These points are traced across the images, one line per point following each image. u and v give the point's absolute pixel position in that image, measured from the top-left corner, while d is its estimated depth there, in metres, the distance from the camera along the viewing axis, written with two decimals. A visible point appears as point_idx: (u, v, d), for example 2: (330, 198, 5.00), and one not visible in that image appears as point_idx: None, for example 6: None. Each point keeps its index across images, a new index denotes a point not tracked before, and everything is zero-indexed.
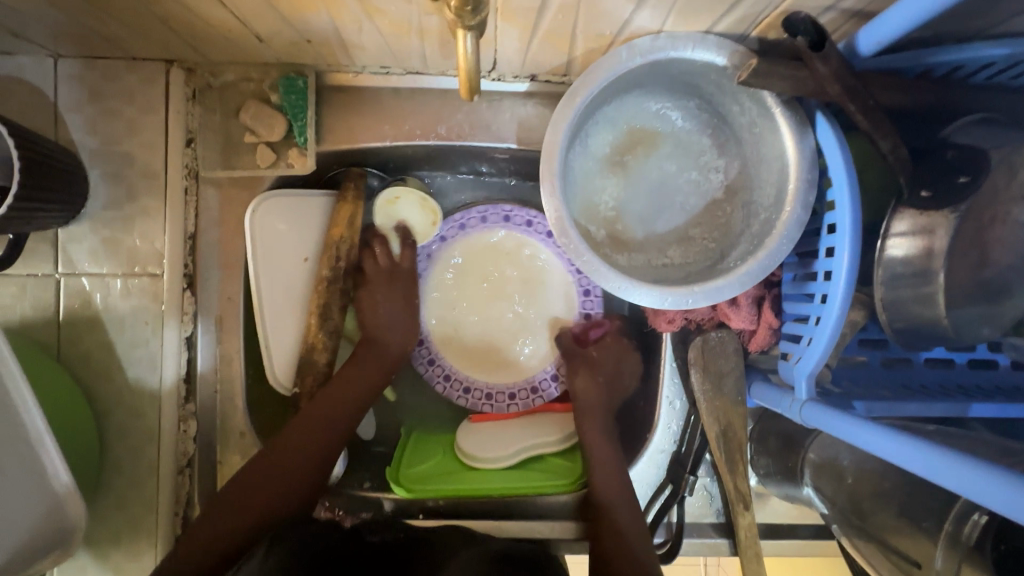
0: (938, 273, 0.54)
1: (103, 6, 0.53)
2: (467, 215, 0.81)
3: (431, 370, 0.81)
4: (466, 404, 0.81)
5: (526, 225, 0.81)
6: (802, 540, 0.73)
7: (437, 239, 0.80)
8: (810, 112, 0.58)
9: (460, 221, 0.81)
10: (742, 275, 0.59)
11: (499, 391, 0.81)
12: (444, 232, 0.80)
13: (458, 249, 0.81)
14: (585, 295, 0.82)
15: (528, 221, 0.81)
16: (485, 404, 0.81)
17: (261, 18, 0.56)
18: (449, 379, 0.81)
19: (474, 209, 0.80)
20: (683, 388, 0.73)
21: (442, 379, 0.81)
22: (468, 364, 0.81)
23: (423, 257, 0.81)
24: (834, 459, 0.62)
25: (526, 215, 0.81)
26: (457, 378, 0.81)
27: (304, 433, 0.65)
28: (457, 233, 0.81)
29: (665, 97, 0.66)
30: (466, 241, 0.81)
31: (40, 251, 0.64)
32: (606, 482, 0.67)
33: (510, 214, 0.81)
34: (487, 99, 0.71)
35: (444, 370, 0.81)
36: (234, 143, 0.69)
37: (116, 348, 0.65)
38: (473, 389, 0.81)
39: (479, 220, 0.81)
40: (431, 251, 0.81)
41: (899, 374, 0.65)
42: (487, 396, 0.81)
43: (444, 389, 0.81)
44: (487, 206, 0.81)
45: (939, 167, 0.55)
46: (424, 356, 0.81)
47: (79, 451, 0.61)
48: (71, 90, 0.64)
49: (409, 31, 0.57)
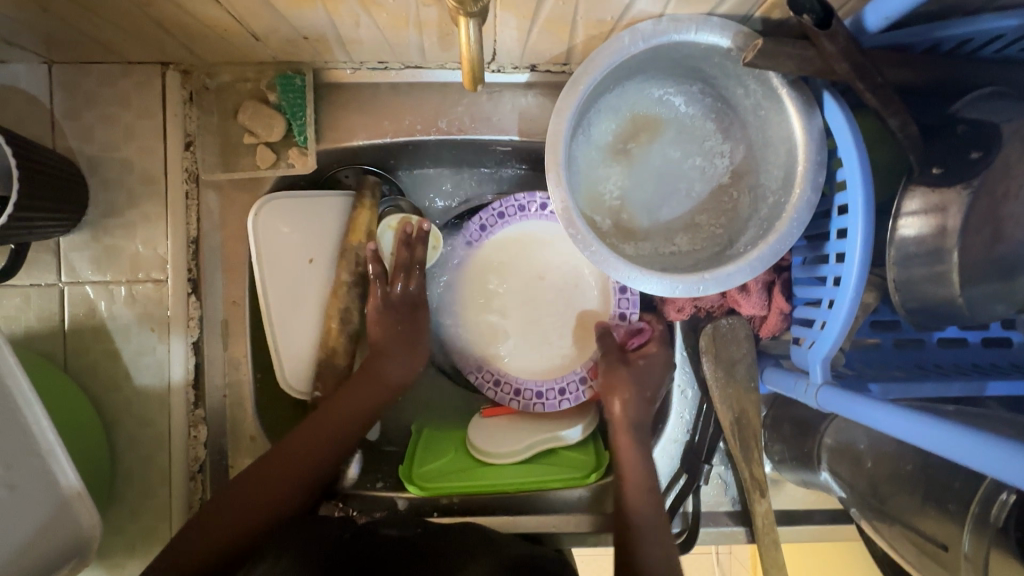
0: (951, 252, 0.53)
1: (96, 8, 0.52)
2: (508, 203, 0.76)
3: (464, 358, 0.78)
4: (494, 398, 0.77)
5: None
6: (818, 526, 0.73)
7: (477, 226, 0.77)
8: (817, 92, 0.57)
9: (499, 209, 0.76)
10: (753, 259, 0.58)
11: (528, 389, 0.77)
12: (482, 219, 0.77)
13: (500, 239, 0.78)
14: (620, 294, 0.76)
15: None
16: (512, 401, 0.77)
17: (257, 16, 0.55)
18: (481, 371, 0.77)
19: (514, 196, 0.76)
20: (694, 376, 0.74)
21: (474, 370, 0.77)
22: (491, 360, 0.78)
23: (463, 244, 0.78)
24: (851, 444, 0.61)
25: None
26: (490, 369, 0.77)
27: (300, 443, 0.64)
28: (496, 223, 0.77)
29: (668, 82, 0.66)
30: (506, 232, 0.77)
31: (42, 260, 0.63)
32: (629, 476, 0.66)
33: (550, 203, 0.76)
34: (487, 91, 0.70)
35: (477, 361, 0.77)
36: (233, 146, 0.69)
37: (122, 356, 0.65)
38: (504, 383, 0.77)
39: (518, 209, 0.76)
40: (472, 239, 0.78)
41: (912, 356, 0.64)
42: (516, 392, 0.77)
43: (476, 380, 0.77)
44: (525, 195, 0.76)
45: (950, 142, 0.55)
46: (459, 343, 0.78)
47: (91, 462, 0.61)
48: (67, 97, 0.63)
49: (408, 24, 0.57)
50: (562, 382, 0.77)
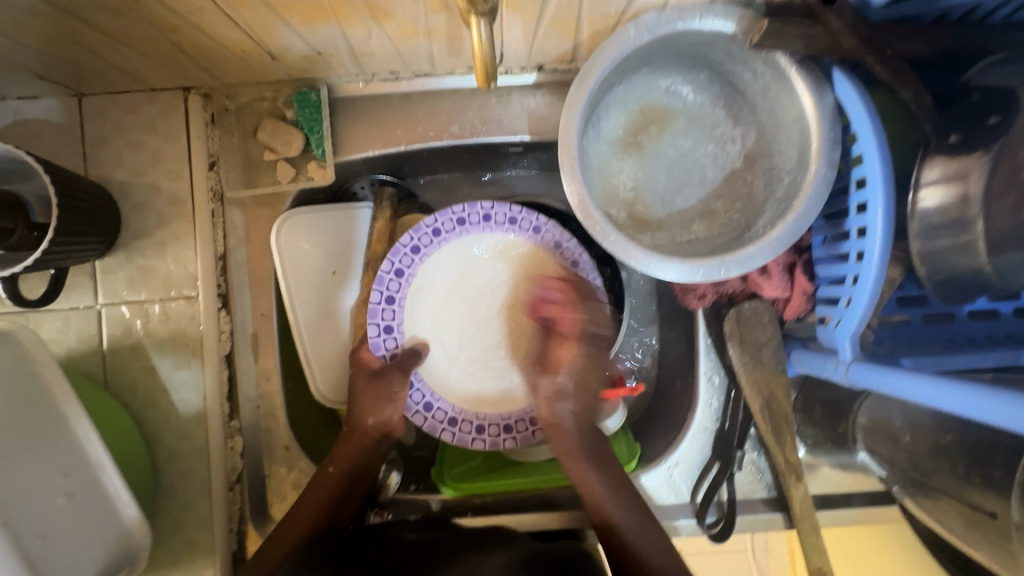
0: (976, 219, 0.52)
1: (124, 39, 0.55)
2: (418, 232, 0.70)
3: (431, 419, 0.71)
4: (486, 446, 0.71)
5: (509, 223, 0.72)
6: (858, 508, 0.71)
7: (392, 271, 0.70)
8: (826, 69, 0.58)
9: (432, 226, 0.71)
10: (773, 240, 0.58)
11: (518, 419, 0.72)
12: (395, 261, 0.70)
13: (423, 280, 0.72)
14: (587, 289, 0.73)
15: (510, 218, 0.72)
16: (506, 439, 0.71)
17: (273, 35, 0.57)
18: (456, 424, 0.71)
19: (423, 222, 0.70)
20: (721, 363, 0.72)
21: (447, 425, 0.71)
22: (469, 401, 0.72)
23: (381, 299, 0.70)
24: (887, 420, 0.60)
25: (507, 211, 0.71)
26: (464, 419, 0.71)
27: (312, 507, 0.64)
28: (455, 228, 0.71)
29: (675, 73, 0.66)
30: (426, 273, 0.72)
31: (80, 284, 0.66)
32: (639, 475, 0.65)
33: (489, 212, 0.71)
34: (496, 94, 0.71)
35: (447, 415, 0.71)
36: (254, 163, 0.71)
37: (159, 372, 0.67)
38: (487, 426, 0.71)
39: (455, 222, 0.71)
40: (392, 291, 0.70)
41: (943, 330, 0.63)
42: (505, 428, 0.72)
43: (454, 436, 0.71)
44: (462, 206, 0.71)
45: (966, 111, 0.54)
46: (419, 403, 0.71)
47: (137, 475, 0.63)
48: (96, 126, 0.66)
49: (418, 33, 0.58)
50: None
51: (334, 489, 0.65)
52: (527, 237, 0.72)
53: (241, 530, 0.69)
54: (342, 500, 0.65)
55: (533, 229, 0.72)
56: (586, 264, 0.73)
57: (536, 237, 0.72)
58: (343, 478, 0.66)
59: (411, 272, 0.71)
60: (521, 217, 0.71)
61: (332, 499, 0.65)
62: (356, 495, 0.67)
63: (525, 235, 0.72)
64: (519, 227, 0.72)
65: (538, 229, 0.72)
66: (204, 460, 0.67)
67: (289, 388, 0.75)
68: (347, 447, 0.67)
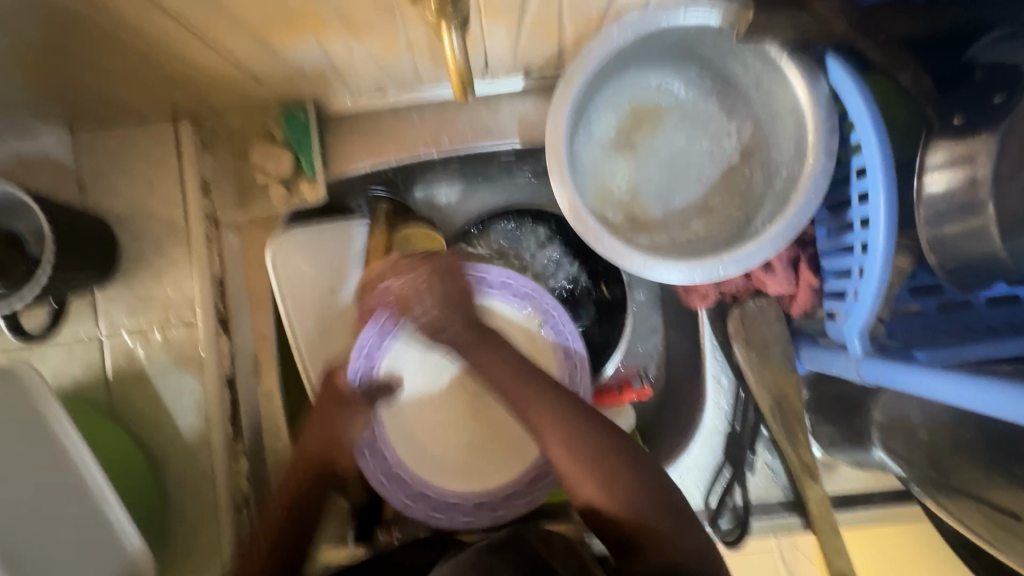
0: (987, 203, 0.51)
1: (111, 71, 0.56)
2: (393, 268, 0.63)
3: (387, 470, 0.66)
4: (448, 526, 0.65)
5: (525, 298, 0.67)
6: (879, 508, 0.69)
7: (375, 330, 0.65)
8: (819, 57, 0.56)
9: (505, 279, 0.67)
10: (772, 236, 0.56)
11: (512, 489, 0.66)
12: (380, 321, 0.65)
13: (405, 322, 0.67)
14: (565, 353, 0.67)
15: (501, 281, 0.67)
16: (472, 519, 0.66)
17: (254, 57, 0.57)
18: (421, 500, 0.66)
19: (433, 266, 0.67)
20: (729, 363, 0.70)
21: (410, 501, 0.65)
22: (439, 472, 0.67)
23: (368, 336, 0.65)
24: (904, 418, 0.60)
25: (528, 285, 0.67)
26: (429, 497, 0.66)
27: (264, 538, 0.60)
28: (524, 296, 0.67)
29: (664, 69, 0.65)
30: (495, 308, 0.67)
31: (81, 314, 0.67)
32: (559, 439, 0.56)
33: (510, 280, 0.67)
34: (484, 101, 0.71)
35: (407, 465, 0.66)
36: (247, 185, 0.71)
37: (161, 398, 0.67)
38: (454, 505, 0.66)
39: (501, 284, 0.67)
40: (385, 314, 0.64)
41: (960, 319, 0.59)
42: (471, 509, 0.66)
43: (415, 512, 0.65)
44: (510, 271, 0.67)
45: (970, 90, 0.52)
46: (382, 473, 0.66)
47: (145, 501, 0.63)
48: (90, 158, 0.67)
49: (398, 45, 0.58)
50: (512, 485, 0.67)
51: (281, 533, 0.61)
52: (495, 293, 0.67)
53: None
54: (294, 543, 0.60)
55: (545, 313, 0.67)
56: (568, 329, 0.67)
57: (528, 304, 0.67)
58: (287, 518, 0.61)
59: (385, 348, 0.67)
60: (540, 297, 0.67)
61: (279, 543, 0.60)
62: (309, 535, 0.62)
63: (512, 302, 0.67)
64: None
65: (524, 295, 0.67)
66: (211, 483, 0.67)
67: (291, 408, 0.75)
68: (294, 483, 0.62)
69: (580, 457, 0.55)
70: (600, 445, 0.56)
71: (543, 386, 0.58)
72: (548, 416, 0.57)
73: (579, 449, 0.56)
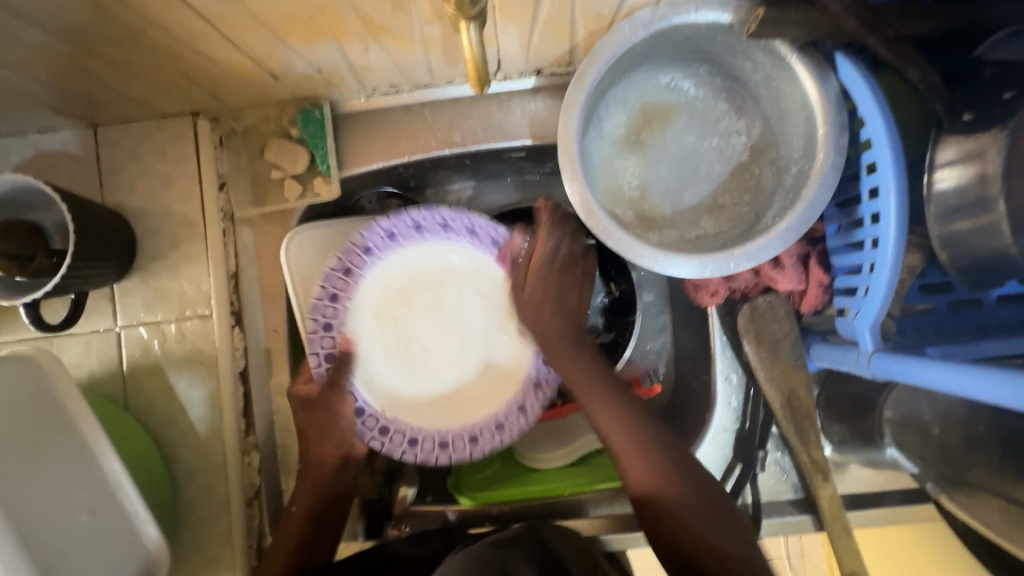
0: (998, 200, 0.50)
1: (134, 69, 0.57)
2: (348, 253, 0.65)
3: (388, 443, 0.67)
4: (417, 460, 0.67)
5: (469, 233, 0.67)
6: (891, 508, 0.68)
7: (326, 297, 0.65)
8: (829, 55, 0.57)
9: (442, 220, 0.66)
10: (783, 231, 0.57)
11: (507, 412, 0.67)
12: (328, 286, 0.65)
13: (372, 286, 0.66)
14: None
15: (469, 228, 0.67)
16: (474, 450, 0.66)
17: (273, 55, 0.58)
18: (416, 444, 0.66)
19: (377, 224, 0.65)
20: (738, 360, 0.71)
21: (407, 446, 0.67)
22: (427, 418, 0.67)
23: (319, 328, 0.65)
24: (915, 414, 0.59)
25: (468, 221, 0.66)
26: (425, 435, 0.67)
27: (290, 529, 0.63)
28: (468, 236, 0.67)
29: (674, 68, 0.66)
30: (456, 250, 0.68)
31: (99, 308, 0.68)
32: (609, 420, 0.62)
33: (448, 220, 0.66)
34: (496, 100, 0.72)
35: (405, 435, 0.67)
36: (261, 182, 0.73)
37: (176, 391, 0.68)
38: (449, 441, 0.66)
39: (439, 225, 0.66)
40: (338, 289, 0.65)
41: (970, 317, 0.59)
42: (472, 439, 0.66)
43: (419, 456, 0.66)
44: (421, 210, 0.65)
45: (977, 88, 0.53)
46: (374, 428, 0.67)
47: (158, 493, 0.64)
48: (111, 155, 0.68)
49: (413, 44, 0.59)
50: (494, 417, 0.67)
51: (303, 527, 0.63)
52: (462, 239, 0.67)
53: (260, 545, 0.69)
54: (317, 531, 0.64)
55: (493, 242, 0.67)
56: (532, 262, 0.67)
57: (475, 239, 0.67)
58: (310, 519, 0.64)
59: (339, 323, 0.65)
60: (481, 229, 0.66)
61: (304, 540, 0.63)
62: (329, 531, 0.65)
63: (465, 240, 0.67)
64: (429, 232, 0.66)
65: (478, 231, 0.67)
66: (223, 476, 0.67)
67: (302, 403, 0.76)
68: (309, 489, 0.65)
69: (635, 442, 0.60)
70: (669, 456, 0.59)
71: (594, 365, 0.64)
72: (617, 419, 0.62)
73: (633, 433, 0.61)
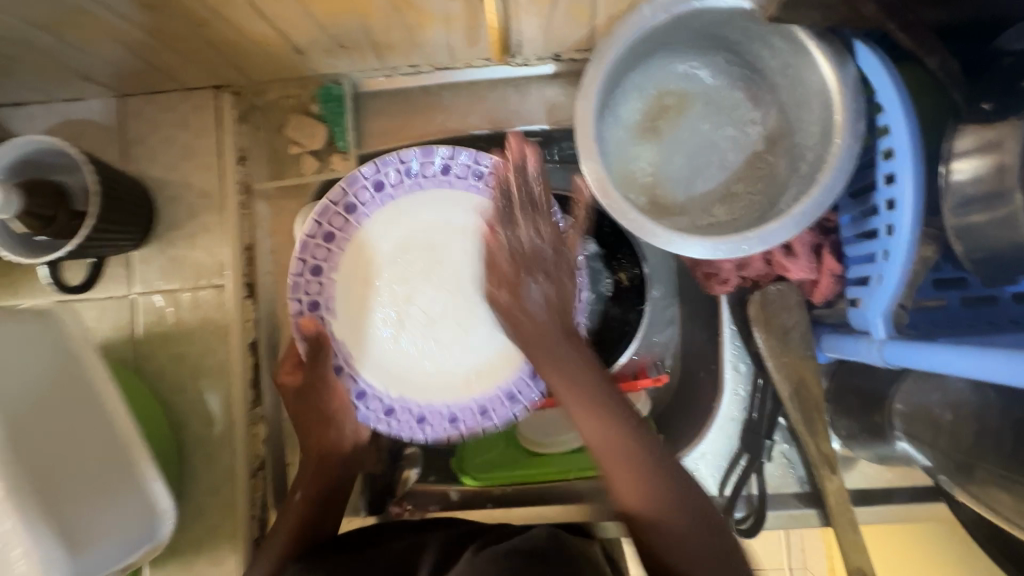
0: (1014, 192, 0.50)
1: (162, 37, 0.58)
2: (309, 249, 0.63)
3: (395, 423, 0.64)
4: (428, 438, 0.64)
5: (475, 176, 0.64)
6: (899, 505, 0.67)
7: (309, 270, 0.63)
8: (847, 42, 0.57)
9: (445, 160, 0.63)
10: (797, 215, 0.56)
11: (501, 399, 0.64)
12: (307, 257, 0.63)
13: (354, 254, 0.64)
14: None
15: (475, 170, 0.63)
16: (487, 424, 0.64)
17: (299, 28, 0.59)
18: (423, 421, 0.64)
19: (361, 173, 0.63)
20: (747, 350, 0.71)
21: (415, 424, 0.64)
22: (435, 393, 0.64)
23: (306, 305, 0.63)
24: (926, 406, 0.59)
25: (470, 162, 0.63)
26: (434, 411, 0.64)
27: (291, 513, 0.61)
28: (470, 178, 0.64)
29: (692, 56, 0.66)
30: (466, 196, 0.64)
31: (116, 274, 0.69)
32: (591, 427, 0.55)
33: (451, 162, 0.63)
34: (513, 84, 0.73)
35: (415, 414, 0.64)
36: (280, 157, 0.74)
37: (187, 359, 0.68)
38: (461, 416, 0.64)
39: (443, 167, 0.63)
40: (320, 258, 0.63)
41: (982, 314, 0.59)
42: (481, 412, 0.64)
43: (431, 434, 0.64)
44: (417, 151, 0.63)
45: (996, 77, 0.53)
46: (379, 409, 0.64)
47: (165, 457, 0.64)
48: (134, 126, 0.70)
49: (436, 20, 0.60)
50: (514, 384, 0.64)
51: (305, 512, 0.61)
52: (468, 186, 0.64)
53: (264, 517, 0.69)
54: (319, 517, 0.61)
55: (505, 186, 0.64)
56: None
57: (483, 183, 0.64)
58: (313, 500, 0.62)
59: (328, 297, 0.64)
60: (489, 171, 0.63)
61: (304, 524, 0.61)
62: (334, 511, 0.63)
63: (472, 185, 0.64)
64: (431, 175, 0.63)
65: (486, 174, 0.64)
66: (230, 446, 0.68)
67: None
68: (313, 473, 0.63)
69: (608, 436, 0.55)
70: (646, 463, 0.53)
71: (571, 349, 0.58)
72: (610, 439, 0.55)
73: (617, 433, 0.54)
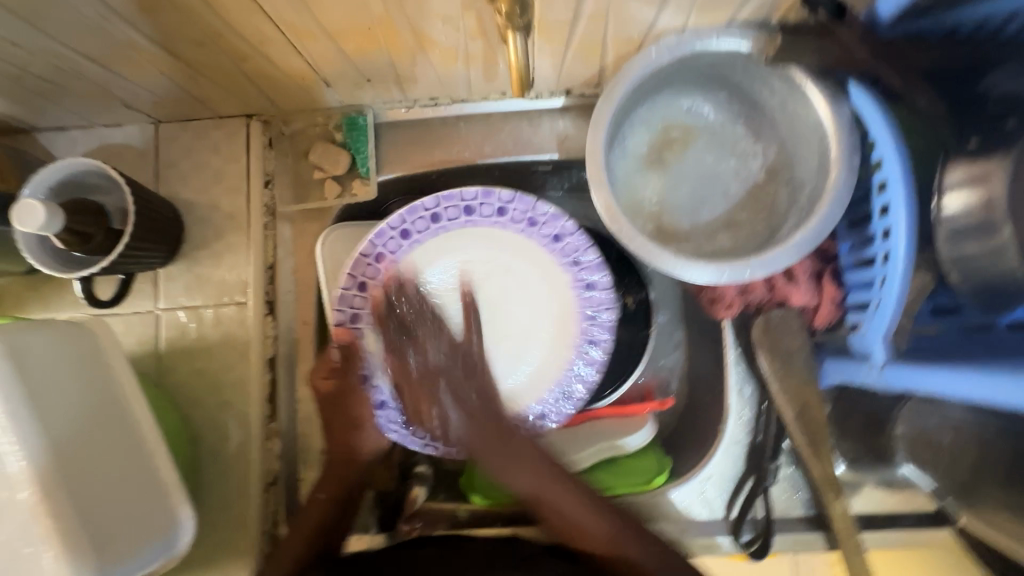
0: (1002, 224, 0.52)
1: (202, 70, 0.63)
2: (356, 266, 0.66)
3: (411, 437, 0.67)
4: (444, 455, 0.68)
5: (498, 213, 0.68)
6: (905, 531, 0.68)
7: (354, 286, 0.66)
8: (841, 83, 0.61)
9: (465, 203, 0.68)
10: (797, 243, 0.59)
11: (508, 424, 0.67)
12: (354, 274, 0.66)
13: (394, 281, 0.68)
14: (572, 266, 0.69)
15: (498, 208, 0.68)
16: None
17: (330, 63, 0.64)
18: (438, 438, 0.67)
19: (419, 204, 0.67)
20: (751, 373, 0.73)
21: (430, 440, 0.67)
22: None
23: (346, 319, 0.66)
24: (928, 430, 0.61)
25: (497, 201, 0.68)
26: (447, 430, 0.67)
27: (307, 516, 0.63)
28: (494, 216, 0.68)
29: (696, 93, 0.70)
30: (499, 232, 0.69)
31: (143, 290, 0.72)
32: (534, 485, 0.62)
33: (472, 204, 0.68)
34: (526, 117, 0.78)
35: (430, 429, 0.67)
36: (303, 182, 0.77)
37: (207, 373, 0.71)
38: None
39: (462, 210, 0.68)
40: (364, 276, 0.67)
41: (979, 341, 0.61)
42: None
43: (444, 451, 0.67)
44: (441, 196, 0.68)
45: (983, 116, 0.56)
46: (397, 422, 0.68)
47: (182, 469, 0.66)
48: (168, 150, 0.74)
49: (457, 58, 0.64)
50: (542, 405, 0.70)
51: (325, 515, 0.64)
52: (520, 229, 0.69)
53: (274, 532, 0.70)
54: (337, 524, 0.64)
55: (527, 221, 0.69)
56: (545, 217, 0.68)
57: (505, 217, 0.69)
58: (332, 505, 0.64)
59: (365, 313, 0.67)
60: (510, 207, 0.68)
61: (322, 526, 0.63)
62: (349, 516, 0.65)
63: (490, 220, 0.69)
64: (455, 219, 0.68)
65: (505, 209, 0.68)
66: (245, 459, 0.69)
67: None
68: (333, 476, 0.66)
69: (553, 486, 0.62)
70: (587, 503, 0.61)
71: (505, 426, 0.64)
72: (554, 487, 0.62)
73: (557, 480, 0.62)
